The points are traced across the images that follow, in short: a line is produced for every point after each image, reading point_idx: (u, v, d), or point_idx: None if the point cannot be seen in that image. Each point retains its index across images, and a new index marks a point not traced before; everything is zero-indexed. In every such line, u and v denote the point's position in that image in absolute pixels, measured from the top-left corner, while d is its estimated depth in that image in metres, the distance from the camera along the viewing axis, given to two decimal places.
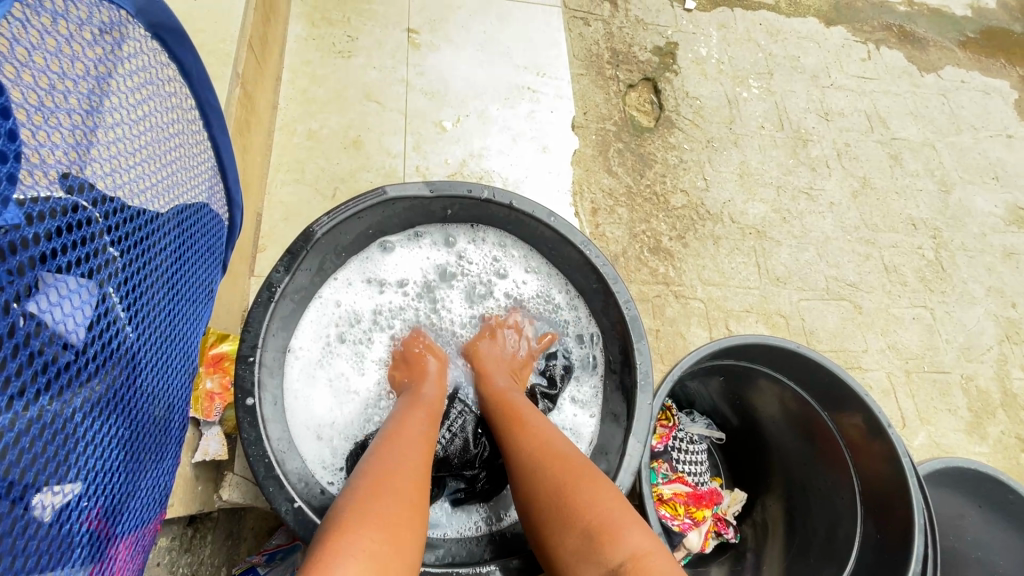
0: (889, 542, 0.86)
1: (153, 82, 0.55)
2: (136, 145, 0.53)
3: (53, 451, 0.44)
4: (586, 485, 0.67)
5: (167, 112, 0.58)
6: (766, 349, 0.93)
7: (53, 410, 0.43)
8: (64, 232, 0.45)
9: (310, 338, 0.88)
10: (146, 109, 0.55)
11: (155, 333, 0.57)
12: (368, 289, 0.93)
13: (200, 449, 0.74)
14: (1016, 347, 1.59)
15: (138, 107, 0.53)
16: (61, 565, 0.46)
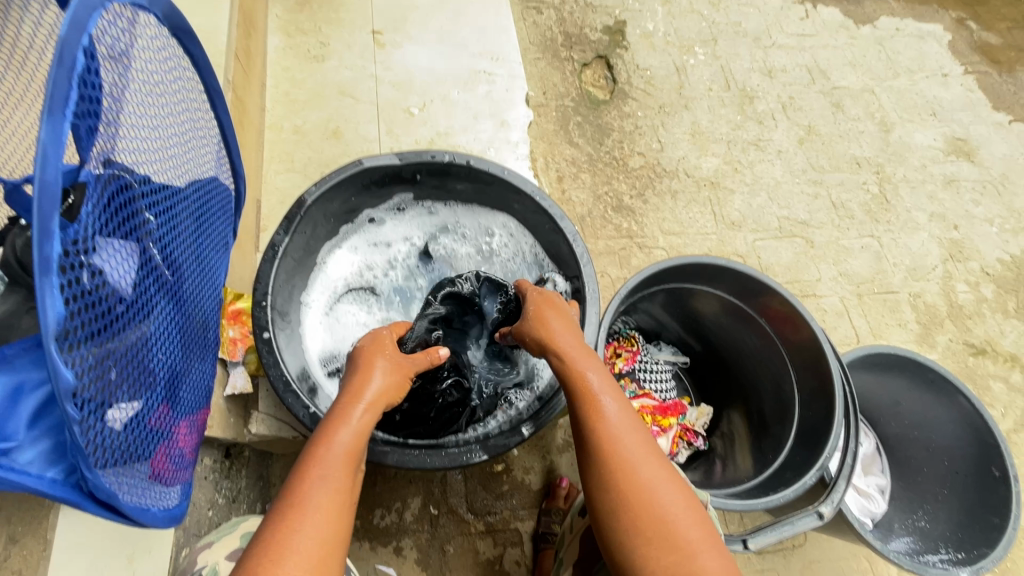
0: (815, 414, 1.01)
1: (171, 75, 0.69)
2: (163, 127, 0.68)
3: (129, 362, 0.57)
4: (642, 464, 0.71)
5: (181, 98, 0.72)
6: (702, 269, 1.07)
7: (125, 333, 0.57)
8: (120, 198, 0.57)
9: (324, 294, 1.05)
10: (167, 98, 0.68)
11: (186, 268, 0.71)
12: (368, 253, 1.10)
13: (229, 385, 0.91)
14: (960, 264, 1.73)
15: (161, 95, 0.67)
16: (147, 444, 0.60)
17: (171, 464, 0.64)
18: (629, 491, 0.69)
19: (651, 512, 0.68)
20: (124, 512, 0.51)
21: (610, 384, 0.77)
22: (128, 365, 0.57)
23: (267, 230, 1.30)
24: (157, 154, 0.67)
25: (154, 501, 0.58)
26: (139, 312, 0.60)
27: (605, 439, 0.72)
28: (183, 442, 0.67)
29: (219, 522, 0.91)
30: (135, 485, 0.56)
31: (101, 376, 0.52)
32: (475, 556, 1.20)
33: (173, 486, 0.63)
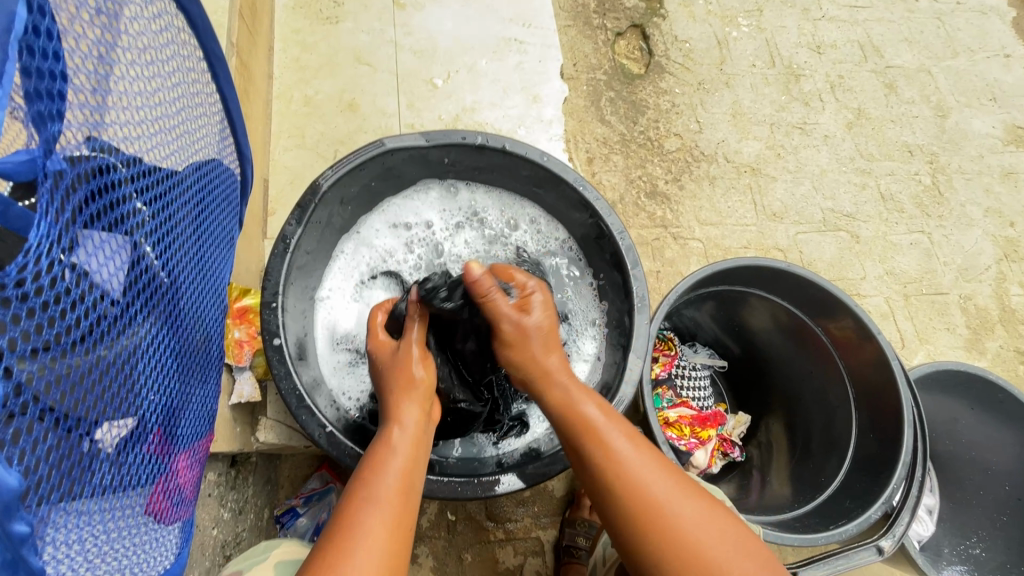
0: (882, 438, 0.92)
1: (160, 41, 0.57)
2: (151, 103, 0.56)
3: (112, 391, 0.47)
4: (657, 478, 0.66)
5: (176, 68, 0.60)
6: (757, 271, 0.98)
7: (106, 356, 0.46)
8: (99, 189, 0.46)
9: (339, 285, 0.93)
10: (158, 67, 0.57)
11: (184, 275, 0.61)
12: (388, 239, 0.98)
13: (235, 392, 0.82)
14: (1015, 265, 1.61)
15: (150, 64, 0.55)
16: (137, 485, 0.51)
17: (169, 503, 0.55)
18: (657, 526, 0.62)
19: (688, 547, 0.61)
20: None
21: (614, 417, 0.71)
22: (110, 406, 0.47)
23: (276, 212, 1.19)
24: (144, 138, 0.55)
25: (145, 561, 0.49)
26: (127, 337, 0.50)
27: (620, 475, 0.66)
28: (182, 480, 0.58)
29: (226, 539, 0.83)
30: (119, 539, 0.47)
31: (71, 408, 0.42)
32: (494, 566, 1.14)
33: (169, 535, 0.54)
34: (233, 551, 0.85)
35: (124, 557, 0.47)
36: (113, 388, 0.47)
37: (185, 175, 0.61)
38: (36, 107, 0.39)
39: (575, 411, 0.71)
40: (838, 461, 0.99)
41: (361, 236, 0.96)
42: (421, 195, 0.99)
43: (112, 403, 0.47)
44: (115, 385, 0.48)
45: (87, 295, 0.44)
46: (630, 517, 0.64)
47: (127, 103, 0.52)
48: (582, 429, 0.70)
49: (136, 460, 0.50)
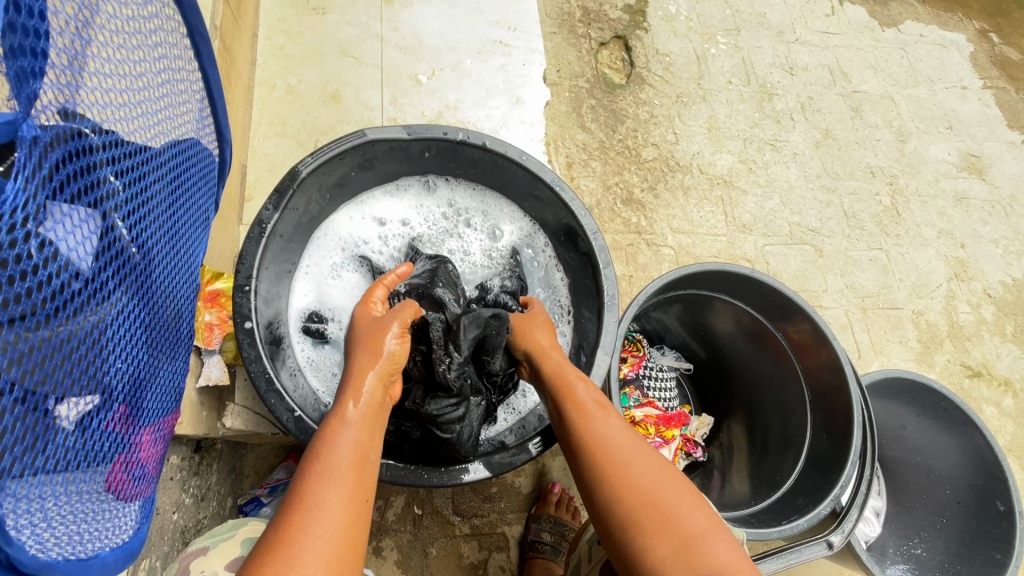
0: (835, 440, 0.96)
1: (141, 18, 0.57)
2: (130, 75, 0.56)
3: (75, 364, 0.47)
4: (636, 456, 0.66)
5: (157, 43, 0.60)
6: (722, 276, 1.02)
7: (70, 329, 0.46)
8: (75, 157, 0.46)
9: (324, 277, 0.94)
10: (138, 44, 0.57)
11: (158, 251, 0.60)
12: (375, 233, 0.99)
13: (203, 375, 0.81)
14: (964, 284, 1.71)
15: (129, 37, 0.55)
16: (99, 462, 0.50)
17: (129, 479, 0.54)
18: (631, 498, 0.63)
19: (656, 508, 0.62)
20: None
21: (600, 397, 0.73)
22: (73, 372, 0.47)
23: (253, 199, 1.19)
24: (120, 110, 0.55)
25: (100, 535, 0.49)
26: (95, 305, 0.49)
27: (597, 442, 0.68)
28: (145, 456, 0.57)
29: (185, 524, 0.82)
30: (71, 514, 0.46)
31: (32, 375, 0.42)
32: (458, 560, 1.14)
33: (129, 510, 0.54)
34: (192, 537, 0.84)
35: (78, 526, 0.47)
36: (81, 356, 0.47)
37: (164, 154, 0.61)
38: (14, 64, 0.39)
39: (564, 378, 0.75)
40: (793, 456, 1.03)
41: (342, 223, 0.97)
42: (401, 189, 1.00)
43: (77, 370, 0.47)
44: (84, 350, 0.48)
45: (52, 264, 0.43)
46: (601, 473, 0.66)
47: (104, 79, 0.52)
48: (563, 393, 0.74)
49: (99, 432, 0.50)
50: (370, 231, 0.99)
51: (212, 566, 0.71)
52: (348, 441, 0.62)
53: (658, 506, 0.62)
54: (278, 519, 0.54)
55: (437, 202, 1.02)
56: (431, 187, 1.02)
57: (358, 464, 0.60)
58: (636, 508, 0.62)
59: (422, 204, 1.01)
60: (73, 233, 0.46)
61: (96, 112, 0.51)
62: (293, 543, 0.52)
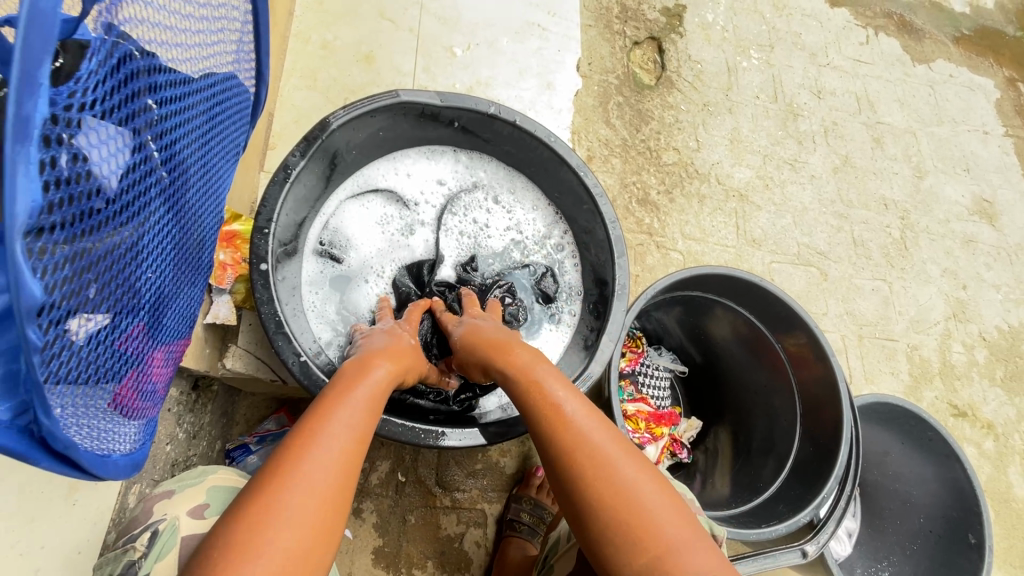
0: (820, 455, 0.97)
1: None
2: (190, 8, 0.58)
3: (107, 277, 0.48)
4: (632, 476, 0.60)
5: None
6: (731, 281, 1.02)
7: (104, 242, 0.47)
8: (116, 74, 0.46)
9: (361, 211, 0.98)
10: None
11: (191, 178, 0.62)
12: (413, 183, 1.01)
13: (210, 313, 0.81)
14: (961, 324, 1.72)
15: None
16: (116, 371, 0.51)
17: (141, 394, 0.55)
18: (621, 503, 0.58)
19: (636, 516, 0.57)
20: (80, 465, 0.43)
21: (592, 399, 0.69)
22: (104, 285, 0.47)
23: (276, 150, 1.18)
24: (177, 42, 0.57)
25: (115, 445, 0.50)
26: (126, 220, 0.50)
27: (577, 439, 0.62)
28: (157, 373, 0.58)
29: (176, 458, 0.83)
30: (90, 422, 0.47)
31: (75, 284, 0.43)
32: (435, 531, 1.15)
33: (138, 425, 0.55)
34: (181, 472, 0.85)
35: (101, 430, 0.48)
36: (112, 264, 0.49)
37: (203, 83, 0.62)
38: None
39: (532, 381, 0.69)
40: (776, 464, 1.05)
41: (368, 176, 0.98)
42: (429, 154, 1.01)
43: (109, 281, 0.49)
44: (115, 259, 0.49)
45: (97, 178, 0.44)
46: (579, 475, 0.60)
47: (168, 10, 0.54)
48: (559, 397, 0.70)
49: (116, 343, 0.51)
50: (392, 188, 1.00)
51: (173, 510, 0.68)
52: (356, 404, 0.62)
53: (628, 510, 0.57)
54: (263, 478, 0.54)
55: (470, 172, 1.03)
56: (463, 155, 1.02)
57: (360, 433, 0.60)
58: (611, 512, 0.57)
59: (455, 171, 1.03)
60: (107, 145, 0.46)
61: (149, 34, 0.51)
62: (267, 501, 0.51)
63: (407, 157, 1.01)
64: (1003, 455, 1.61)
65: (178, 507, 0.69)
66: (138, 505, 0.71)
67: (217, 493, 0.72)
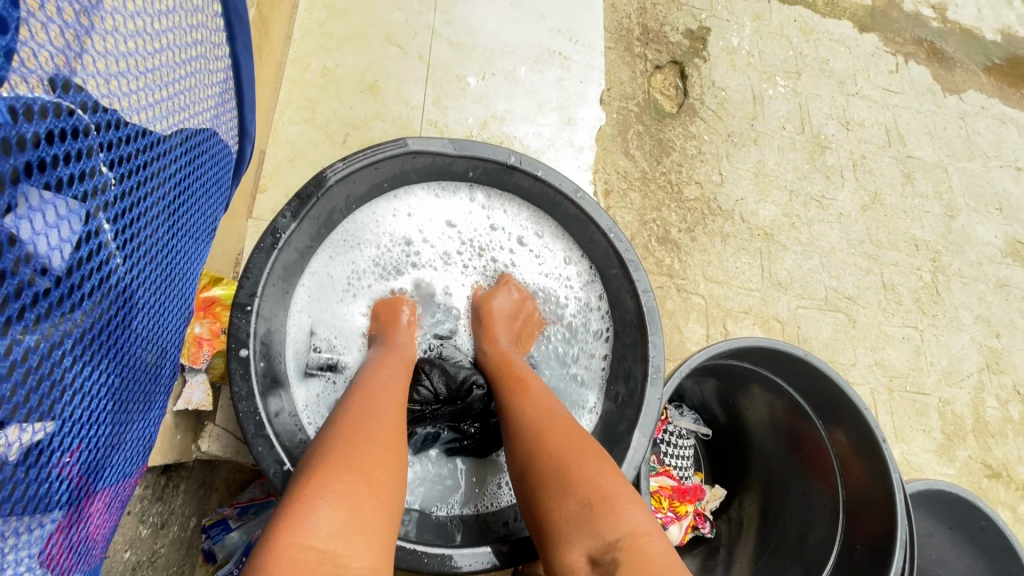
0: (867, 554, 0.87)
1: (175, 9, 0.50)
2: (160, 70, 0.50)
3: (29, 392, 0.39)
4: (586, 450, 0.64)
5: (191, 35, 0.53)
6: (772, 354, 0.91)
7: (26, 346, 0.37)
8: (58, 142, 0.38)
9: (331, 303, 0.85)
10: (170, 38, 0.50)
11: (153, 276, 0.52)
12: (412, 231, 0.90)
13: (182, 398, 0.69)
14: (994, 376, 1.62)
15: (160, 28, 0.49)
16: (35, 519, 0.41)
17: (61, 563, 0.43)
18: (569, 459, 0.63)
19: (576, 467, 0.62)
20: None
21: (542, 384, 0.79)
22: (23, 400, 0.38)
23: (266, 193, 1.08)
24: (150, 109, 0.49)
25: None
26: (65, 324, 0.41)
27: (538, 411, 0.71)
28: (89, 531, 0.46)
29: (138, 559, 0.72)
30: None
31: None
32: None
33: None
34: (144, 572, 0.73)
35: None
36: (40, 377, 0.39)
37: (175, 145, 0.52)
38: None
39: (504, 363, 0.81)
40: (802, 571, 0.96)
41: (360, 225, 0.86)
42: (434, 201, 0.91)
43: (34, 397, 0.39)
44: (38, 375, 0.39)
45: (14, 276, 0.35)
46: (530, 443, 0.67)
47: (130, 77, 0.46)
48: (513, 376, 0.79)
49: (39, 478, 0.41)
50: (387, 237, 0.89)
51: None
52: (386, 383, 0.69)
53: (565, 464, 0.63)
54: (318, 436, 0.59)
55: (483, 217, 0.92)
56: (481, 197, 0.91)
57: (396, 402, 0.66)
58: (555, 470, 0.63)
59: (469, 212, 0.92)
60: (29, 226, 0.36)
61: (87, 84, 0.42)
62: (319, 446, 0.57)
63: (409, 204, 0.90)
64: None
65: None
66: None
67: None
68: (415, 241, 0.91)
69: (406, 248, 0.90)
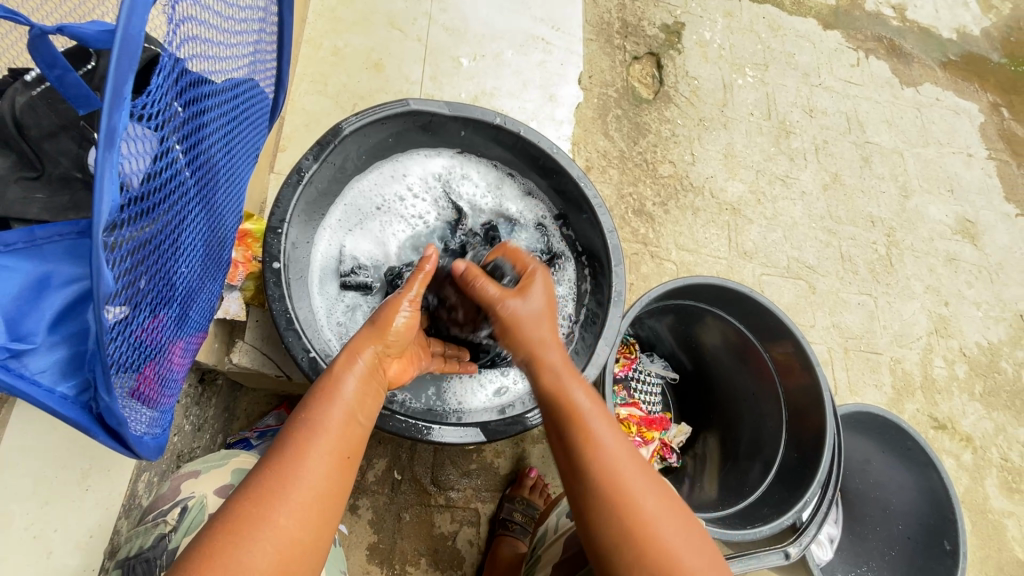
0: (804, 459, 1.01)
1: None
2: (233, 44, 0.65)
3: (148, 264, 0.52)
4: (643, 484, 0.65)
5: (253, 14, 0.68)
6: (721, 290, 1.06)
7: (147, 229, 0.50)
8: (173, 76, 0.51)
9: (349, 242, 0.98)
10: (240, 19, 0.65)
11: (216, 179, 0.65)
12: (382, 226, 1.01)
13: (221, 309, 0.83)
14: (943, 339, 1.78)
15: (235, 11, 0.63)
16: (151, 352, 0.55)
17: (164, 386, 0.58)
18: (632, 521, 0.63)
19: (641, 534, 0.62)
20: (129, 437, 0.48)
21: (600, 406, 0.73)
22: (144, 269, 0.51)
23: (286, 152, 1.22)
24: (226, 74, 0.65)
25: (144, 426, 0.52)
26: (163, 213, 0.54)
27: (605, 469, 0.66)
28: (178, 362, 0.61)
29: (182, 449, 0.88)
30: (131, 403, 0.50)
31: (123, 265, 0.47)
32: (429, 528, 1.17)
33: (168, 401, 0.60)
34: (186, 463, 0.89)
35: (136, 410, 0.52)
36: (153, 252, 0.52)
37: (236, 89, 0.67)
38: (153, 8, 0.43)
39: (565, 397, 0.72)
40: (762, 467, 1.08)
41: (382, 176, 1.01)
42: (446, 163, 1.05)
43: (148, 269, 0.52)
44: (154, 251, 0.52)
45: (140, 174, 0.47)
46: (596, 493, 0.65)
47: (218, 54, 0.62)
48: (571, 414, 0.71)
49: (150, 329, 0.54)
50: (402, 188, 1.03)
51: (201, 488, 0.73)
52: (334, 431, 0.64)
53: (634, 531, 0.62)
54: (252, 485, 0.58)
55: (486, 180, 1.06)
56: (481, 166, 1.06)
57: (347, 423, 0.66)
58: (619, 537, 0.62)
59: (475, 175, 1.06)
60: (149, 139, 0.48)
61: (198, 62, 0.57)
62: (264, 507, 0.56)
63: (424, 162, 1.03)
64: (981, 467, 1.66)
65: (205, 486, 0.73)
66: (166, 486, 0.76)
67: (241, 475, 0.77)
68: (424, 194, 1.04)
69: (416, 198, 1.04)
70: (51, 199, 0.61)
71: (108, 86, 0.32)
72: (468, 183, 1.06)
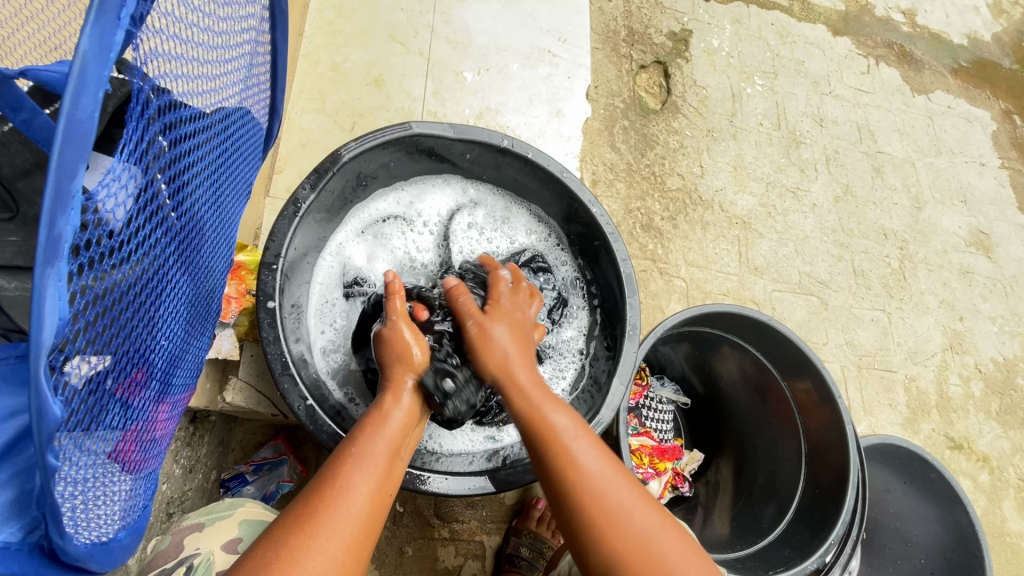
0: (824, 496, 0.97)
1: (235, 17, 0.59)
2: (222, 69, 0.60)
3: (127, 339, 0.46)
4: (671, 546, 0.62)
5: (243, 35, 0.63)
6: (740, 319, 1.01)
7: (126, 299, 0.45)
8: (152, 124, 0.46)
9: (354, 257, 0.95)
10: (228, 42, 0.59)
11: (204, 226, 0.60)
12: (391, 246, 0.98)
13: (213, 347, 0.79)
14: (958, 356, 1.73)
15: (223, 34, 0.58)
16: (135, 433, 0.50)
17: (145, 457, 0.52)
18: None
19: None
20: (93, 564, 0.42)
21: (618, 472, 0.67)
22: (122, 343, 0.46)
23: (283, 173, 1.17)
24: (215, 102, 0.60)
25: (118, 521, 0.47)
26: (146, 273, 0.48)
27: (629, 538, 0.61)
28: (162, 430, 0.56)
29: (172, 496, 0.83)
30: (105, 497, 0.44)
31: (99, 350, 0.41)
32: (433, 563, 1.13)
33: (151, 474, 0.54)
34: (177, 509, 0.84)
35: (112, 505, 0.46)
36: (132, 324, 0.47)
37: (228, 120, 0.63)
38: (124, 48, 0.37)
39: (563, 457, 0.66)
40: (776, 510, 1.04)
41: (403, 196, 0.99)
42: (465, 192, 1.01)
43: (128, 344, 0.47)
44: (132, 320, 0.47)
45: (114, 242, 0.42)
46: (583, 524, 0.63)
47: (204, 82, 0.56)
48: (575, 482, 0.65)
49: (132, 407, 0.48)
50: (419, 211, 1.00)
51: (205, 544, 0.69)
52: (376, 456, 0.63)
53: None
54: (298, 506, 0.57)
55: (501, 212, 1.02)
56: (500, 199, 1.02)
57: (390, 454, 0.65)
58: (626, 557, 0.60)
59: (491, 208, 1.02)
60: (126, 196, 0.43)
61: (184, 94, 0.52)
62: (310, 527, 0.55)
63: (444, 189, 1.00)
64: (998, 488, 1.62)
65: (210, 542, 0.69)
66: (168, 540, 0.71)
67: (250, 527, 0.73)
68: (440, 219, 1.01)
69: (431, 224, 1.01)
70: (26, 241, 0.57)
71: (50, 173, 0.27)
72: (482, 215, 1.02)
